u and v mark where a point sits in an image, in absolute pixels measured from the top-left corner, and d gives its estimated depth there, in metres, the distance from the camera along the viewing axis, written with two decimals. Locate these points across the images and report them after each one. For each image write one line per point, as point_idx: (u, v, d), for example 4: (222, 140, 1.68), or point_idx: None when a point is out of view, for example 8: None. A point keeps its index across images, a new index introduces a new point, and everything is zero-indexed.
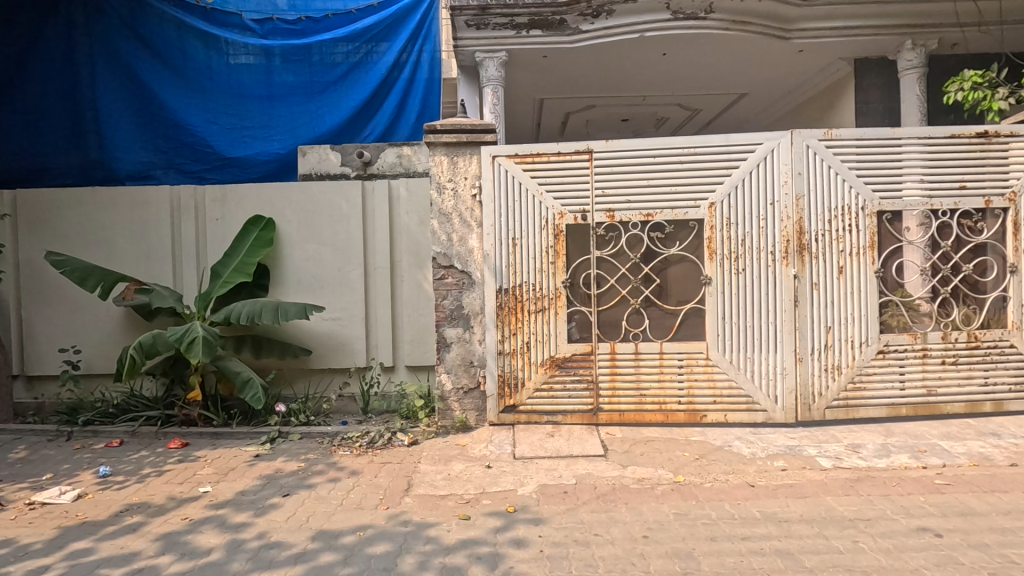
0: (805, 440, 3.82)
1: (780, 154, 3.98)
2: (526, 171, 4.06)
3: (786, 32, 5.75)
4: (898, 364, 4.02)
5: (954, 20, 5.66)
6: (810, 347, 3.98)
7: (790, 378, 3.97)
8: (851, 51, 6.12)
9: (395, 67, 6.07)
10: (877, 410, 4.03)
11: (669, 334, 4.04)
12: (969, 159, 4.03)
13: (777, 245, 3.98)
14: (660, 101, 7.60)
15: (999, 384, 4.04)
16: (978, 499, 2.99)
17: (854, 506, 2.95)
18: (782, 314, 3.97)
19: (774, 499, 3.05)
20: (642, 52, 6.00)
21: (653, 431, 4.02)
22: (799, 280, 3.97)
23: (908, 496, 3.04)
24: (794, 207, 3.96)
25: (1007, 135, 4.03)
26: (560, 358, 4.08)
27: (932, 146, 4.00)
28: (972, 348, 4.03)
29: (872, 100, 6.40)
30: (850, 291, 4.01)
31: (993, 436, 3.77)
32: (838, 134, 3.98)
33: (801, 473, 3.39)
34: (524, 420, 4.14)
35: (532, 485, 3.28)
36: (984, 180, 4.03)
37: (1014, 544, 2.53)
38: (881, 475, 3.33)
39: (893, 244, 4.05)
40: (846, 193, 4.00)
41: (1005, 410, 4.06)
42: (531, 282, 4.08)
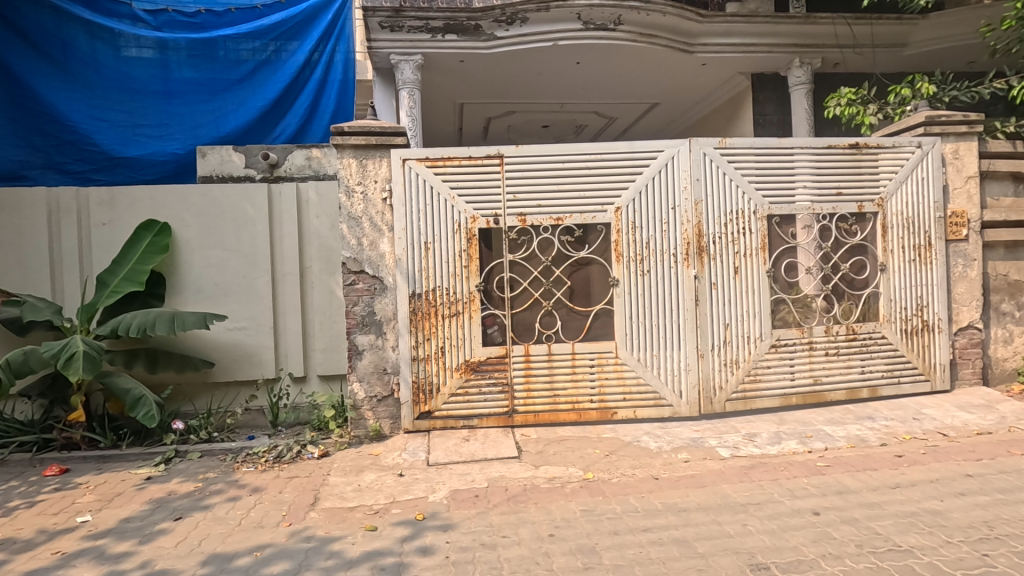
0: (707, 432, 4.03)
1: (680, 161, 4.19)
2: (437, 175, 4.04)
3: (689, 46, 6.08)
4: (789, 356, 4.34)
5: (834, 41, 6.26)
6: (711, 343, 4.21)
7: (694, 373, 4.17)
8: (748, 66, 6.57)
9: (306, 67, 5.88)
10: (771, 401, 4.32)
11: (581, 335, 4.15)
12: (845, 168, 4.44)
13: (678, 247, 4.19)
14: (577, 109, 7.81)
15: (874, 371, 4.44)
16: (853, 478, 3.28)
17: (746, 492, 3.15)
18: (684, 313, 4.18)
19: (676, 489, 3.20)
20: (557, 61, 6.15)
21: (566, 430, 4.10)
22: (699, 280, 4.20)
23: (794, 479, 3.29)
24: (693, 211, 4.19)
25: (875, 146, 4.47)
26: (475, 362, 4.08)
27: (814, 155, 4.38)
28: (851, 339, 4.42)
29: (768, 112, 6.86)
30: (746, 290, 4.29)
31: (869, 420, 4.14)
32: (732, 143, 4.26)
33: (701, 464, 3.58)
34: (439, 426, 4.09)
35: (443, 491, 3.26)
36: (858, 186, 4.45)
37: (880, 517, 2.79)
38: (772, 461, 3.58)
39: (782, 246, 4.39)
40: (740, 199, 4.28)
41: (879, 395, 4.46)
42: (445, 287, 4.06)
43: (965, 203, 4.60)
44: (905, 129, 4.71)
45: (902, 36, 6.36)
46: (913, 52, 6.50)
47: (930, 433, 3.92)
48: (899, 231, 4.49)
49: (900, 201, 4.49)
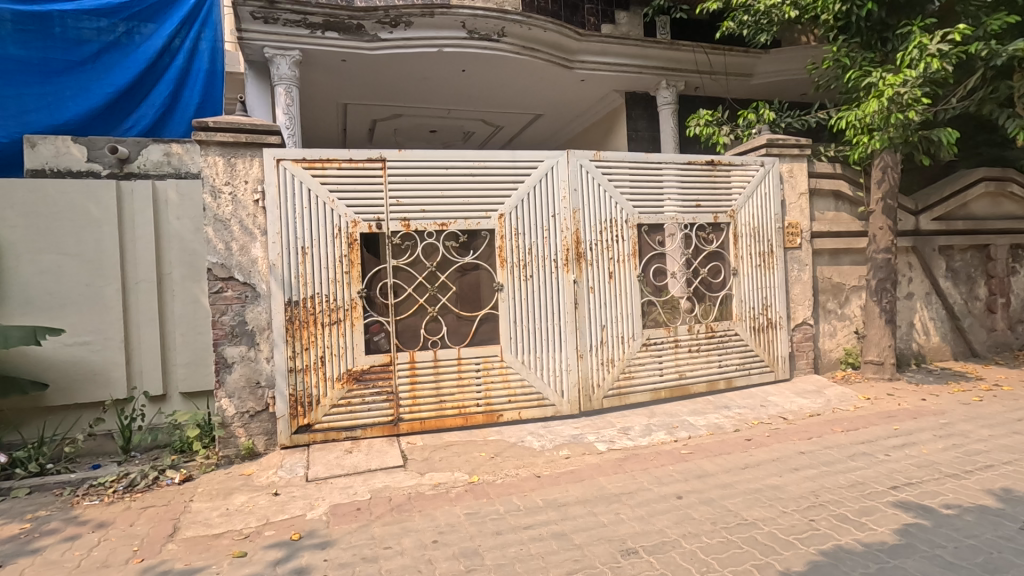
0: (586, 428, 4.25)
1: (559, 171, 4.40)
2: (315, 178, 3.87)
3: (568, 62, 6.40)
4: (657, 354, 4.71)
5: (694, 67, 6.95)
6: (589, 344, 4.45)
7: (574, 373, 4.39)
8: (622, 85, 7.05)
9: (165, 54, 5.37)
10: (643, 396, 4.66)
11: (466, 339, 4.20)
12: (702, 182, 4.93)
13: (559, 253, 4.38)
14: (464, 116, 7.88)
15: (729, 365, 4.96)
16: (711, 462, 3.64)
17: (619, 482, 3.37)
18: (565, 316, 4.38)
19: (556, 485, 3.34)
20: (443, 68, 6.18)
21: (453, 435, 4.10)
22: (578, 285, 4.43)
23: (662, 467, 3.57)
24: (571, 219, 4.41)
25: (727, 164, 5.01)
26: (358, 371, 3.95)
27: (676, 170, 4.83)
28: (710, 336, 4.90)
29: (640, 128, 7.39)
30: (619, 293, 4.60)
31: (725, 408, 4.62)
32: (606, 156, 4.56)
33: (581, 459, 3.78)
34: (320, 440, 3.90)
35: (323, 507, 3.12)
36: (713, 199, 4.97)
37: (731, 495, 3.12)
38: (643, 452, 3.87)
39: (650, 253, 4.78)
40: (613, 208, 4.59)
41: (734, 386, 4.98)
42: (324, 293, 3.89)
43: (799, 216, 5.30)
44: (750, 150, 5.34)
45: (749, 66, 7.20)
46: (758, 82, 7.39)
47: (773, 418, 4.47)
48: (747, 239, 5.06)
49: (748, 213, 5.07)
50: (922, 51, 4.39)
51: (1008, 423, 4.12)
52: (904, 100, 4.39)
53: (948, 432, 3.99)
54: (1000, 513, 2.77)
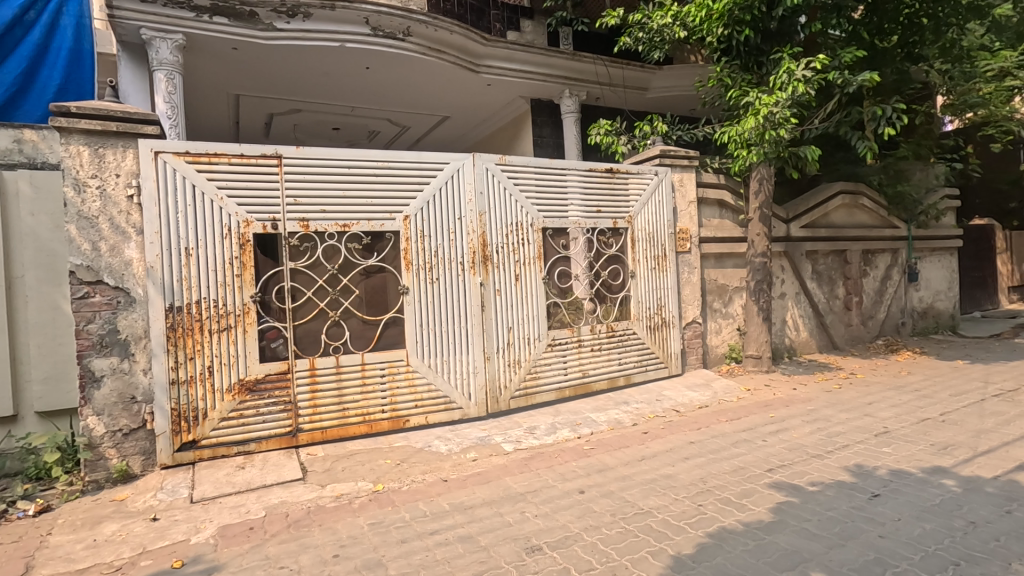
0: (493, 430, 4.28)
1: (465, 173, 4.41)
2: (201, 173, 3.58)
3: (475, 66, 6.43)
4: (562, 354, 4.86)
5: (595, 78, 7.26)
6: (496, 346, 4.50)
7: (481, 375, 4.41)
8: (528, 91, 7.20)
9: (17, 26, 4.89)
10: (548, 395, 4.77)
11: (371, 344, 4.07)
12: (602, 189, 5.17)
13: (465, 256, 4.38)
14: (369, 114, 7.65)
15: (628, 362, 5.22)
16: (611, 456, 3.81)
17: (525, 481, 3.43)
18: (472, 318, 4.39)
19: (463, 489, 3.34)
20: (346, 64, 5.97)
21: (357, 444, 3.96)
22: (484, 287, 4.46)
23: (565, 464, 3.69)
24: (478, 222, 4.43)
25: (625, 172, 5.29)
26: (251, 381, 3.70)
27: (578, 177, 5.04)
28: (610, 336, 5.14)
29: (545, 135, 7.59)
30: (525, 295, 4.70)
31: (624, 404, 4.85)
32: (511, 161, 4.65)
33: (488, 460, 3.80)
34: (208, 457, 3.60)
35: (210, 529, 2.88)
36: (613, 205, 5.22)
37: (630, 487, 3.28)
38: (548, 450, 3.97)
39: (554, 256, 4.92)
40: (519, 212, 4.68)
41: (633, 382, 5.25)
42: (211, 298, 3.60)
43: (688, 222, 5.70)
44: (646, 160, 5.67)
45: (645, 81, 7.65)
46: (654, 96, 7.87)
47: (667, 411, 4.77)
48: (643, 244, 5.36)
49: (644, 219, 5.38)
50: (791, 76, 4.88)
51: (860, 406, 4.70)
52: (776, 119, 4.87)
53: (814, 417, 4.47)
54: (854, 486, 3.15)
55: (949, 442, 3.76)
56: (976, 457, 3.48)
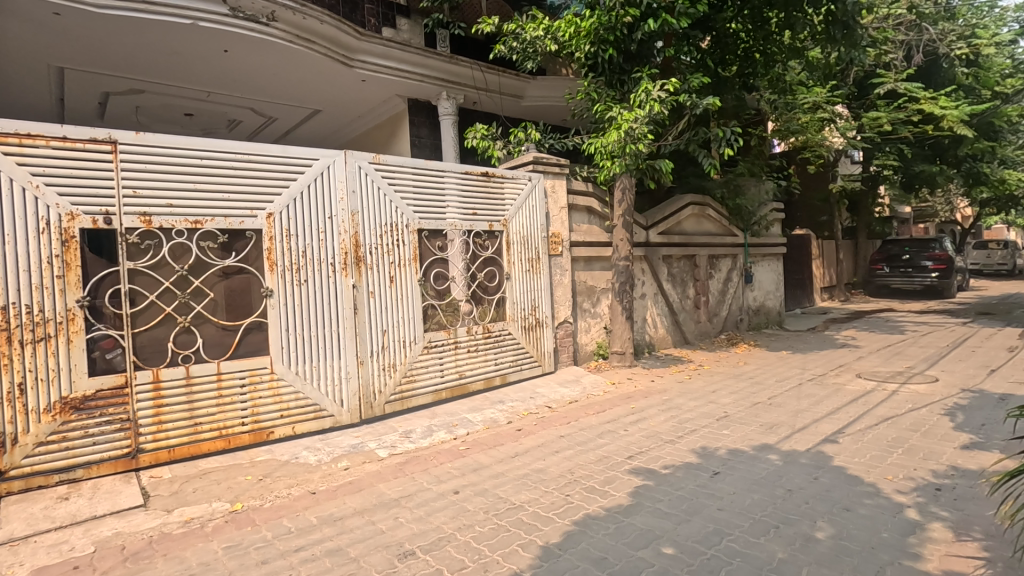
0: (367, 436, 4.15)
1: (336, 171, 4.23)
2: (9, 157, 3.04)
3: (348, 59, 6.19)
4: (438, 356, 4.85)
5: (471, 83, 7.36)
6: (369, 350, 4.37)
7: (353, 381, 4.25)
8: (404, 90, 7.09)
9: None
10: (425, 397, 4.73)
11: (228, 352, 3.75)
12: (478, 192, 5.26)
13: (336, 256, 4.20)
14: (228, 101, 7.03)
15: (504, 362, 5.35)
16: (486, 454, 3.89)
17: (399, 487, 3.37)
18: (344, 322, 4.22)
19: (333, 500, 3.20)
20: (200, 45, 5.43)
21: (211, 462, 3.61)
22: (357, 289, 4.31)
23: (440, 466, 3.69)
24: (350, 221, 4.28)
25: (500, 176, 5.43)
26: (77, 399, 3.21)
27: (454, 179, 5.08)
28: (487, 336, 5.24)
29: (423, 135, 7.53)
30: (400, 298, 4.62)
31: (500, 403, 4.97)
32: (385, 160, 4.56)
33: (360, 468, 3.68)
34: (19, 490, 3.05)
35: (20, 573, 2.45)
36: (488, 208, 5.32)
37: (503, 483, 3.37)
38: (423, 453, 3.94)
39: (430, 257, 4.90)
40: (393, 212, 4.60)
41: (508, 381, 5.39)
42: (23, 304, 3.07)
43: (560, 227, 5.99)
44: (520, 166, 5.86)
45: (520, 89, 7.92)
46: (528, 104, 8.18)
47: (540, 407, 4.97)
48: (518, 247, 5.53)
49: (518, 222, 5.55)
50: (648, 95, 5.30)
51: (706, 394, 5.27)
52: (635, 134, 5.30)
53: (669, 406, 4.93)
54: (699, 466, 3.53)
55: (774, 422, 4.35)
56: (794, 434, 4.07)
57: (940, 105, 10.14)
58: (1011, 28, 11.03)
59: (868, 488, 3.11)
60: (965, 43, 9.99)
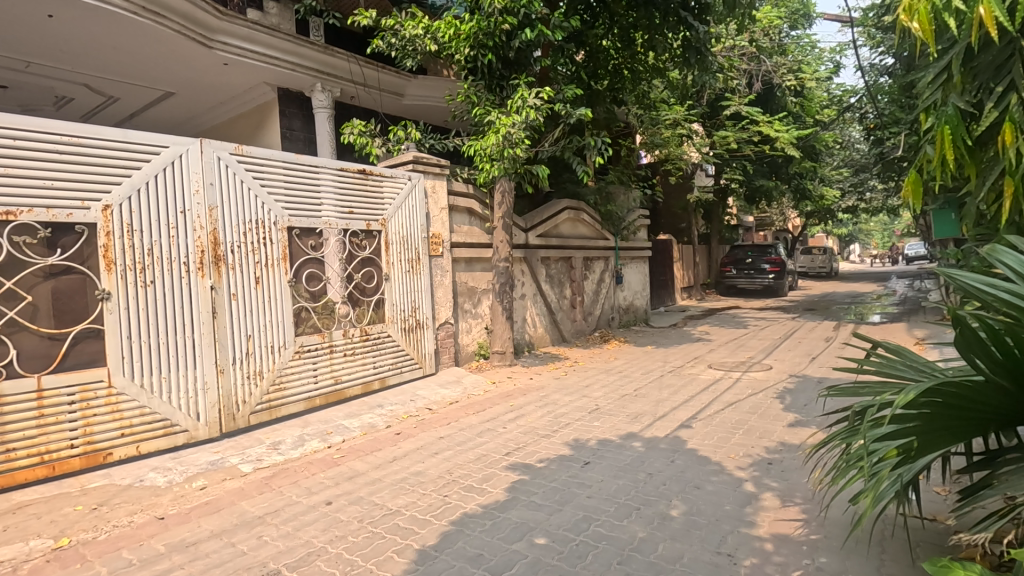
0: (228, 451, 3.81)
1: (190, 160, 3.84)
2: None
3: (207, 40, 5.64)
4: (311, 361, 4.60)
5: (348, 76, 7.09)
6: (231, 357, 4.02)
7: (212, 392, 3.88)
8: (274, 79, 6.63)
9: None
10: (296, 406, 4.46)
11: (52, 365, 3.24)
12: (355, 190, 5.07)
13: (191, 255, 3.81)
14: (55, 74, 6.06)
15: (383, 365, 5.21)
16: (362, 461, 3.76)
17: (265, 503, 3.14)
18: (201, 327, 3.84)
19: (186, 524, 2.90)
20: (15, 7, 4.63)
21: (30, 493, 3.08)
22: (215, 292, 3.95)
23: (312, 477, 3.50)
24: (207, 217, 3.91)
25: (378, 175, 5.28)
26: None
27: (329, 175, 4.85)
28: (364, 339, 5.06)
29: (295, 128, 7.11)
30: (267, 300, 4.31)
31: (379, 407, 4.83)
32: (249, 152, 4.22)
33: (219, 486, 3.37)
34: None
35: None
36: (365, 207, 5.15)
37: (379, 489, 3.29)
38: (293, 465, 3.72)
39: (302, 257, 4.62)
40: (258, 208, 4.28)
41: (388, 384, 5.25)
42: None
43: (440, 228, 5.97)
44: (399, 164, 5.76)
45: (399, 87, 7.80)
46: (409, 102, 8.08)
47: (420, 410, 4.91)
48: (397, 247, 5.42)
49: (397, 222, 5.44)
50: (525, 102, 5.50)
51: (580, 389, 5.57)
52: (513, 139, 5.46)
53: (546, 402, 5.13)
54: (571, 458, 3.72)
55: (639, 412, 4.71)
56: (655, 421, 4.44)
57: (775, 128, 11.64)
58: (827, 66, 12.97)
59: (715, 466, 3.48)
60: (794, 76, 11.56)
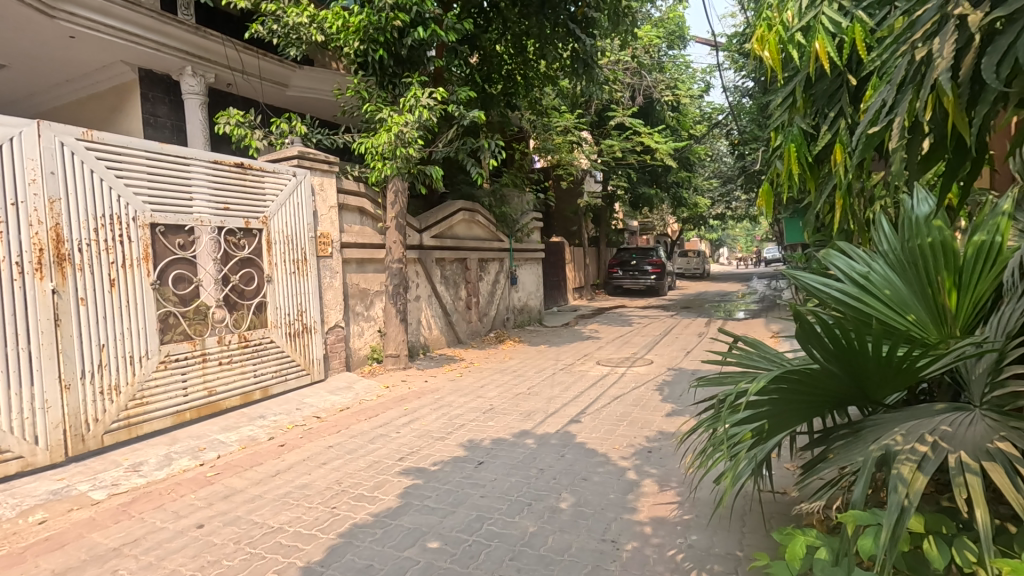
0: (76, 477, 3.34)
1: (24, 144, 3.32)
2: None
3: (49, 9, 4.91)
4: (180, 372, 4.18)
5: (224, 62, 6.55)
6: (80, 371, 3.53)
7: (54, 411, 3.38)
8: (134, 58, 5.94)
9: None
10: (161, 421, 4.03)
11: None
12: (231, 185, 4.69)
13: (26, 254, 3.29)
14: None
15: (265, 373, 4.86)
16: (239, 478, 3.49)
17: (122, 532, 2.80)
18: (40, 337, 3.33)
19: (20, 565, 2.50)
20: None
21: None
22: (59, 296, 3.45)
23: (180, 500, 3.18)
24: (46, 211, 3.41)
25: (259, 169, 4.93)
26: None
27: (201, 168, 4.44)
28: (243, 346, 4.70)
29: (160, 114, 6.44)
30: (125, 305, 3.85)
31: (260, 418, 4.50)
32: (101, 138, 3.74)
33: (64, 519, 2.95)
34: None
35: None
36: (243, 203, 4.78)
37: (259, 507, 3.06)
38: (157, 487, 3.35)
39: (168, 257, 4.19)
40: (113, 202, 3.81)
41: (270, 394, 4.91)
42: None
43: (329, 227, 5.70)
44: (283, 159, 5.42)
45: (283, 77, 7.37)
46: (293, 94, 7.64)
47: (307, 419, 4.66)
48: (280, 247, 5.10)
49: (280, 220, 5.11)
50: (418, 101, 5.43)
51: (474, 390, 5.60)
52: (405, 138, 5.37)
53: (440, 404, 5.09)
54: (465, 459, 3.72)
55: (531, 409, 4.83)
56: (546, 418, 4.58)
57: (655, 140, 12.54)
58: (700, 86, 14.19)
59: (601, 458, 3.66)
60: (671, 92, 12.49)
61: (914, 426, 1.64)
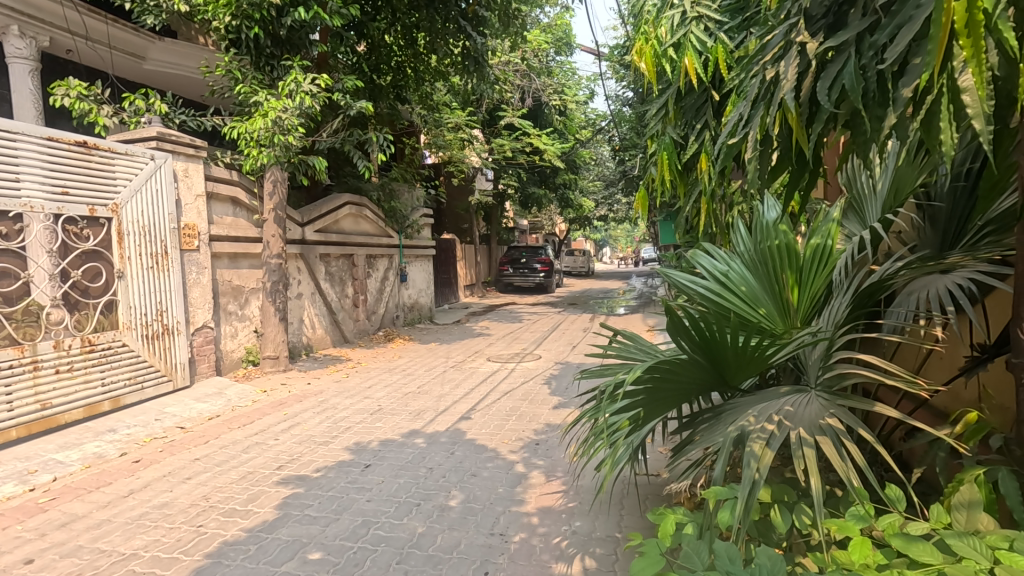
0: None
1: None
2: None
3: None
4: (3, 384, 3.56)
5: (64, 25, 5.68)
6: None
7: None
8: None
9: None
10: None
11: None
12: (71, 166, 4.09)
13: None
14: None
15: (116, 381, 4.28)
16: (82, 502, 3.05)
17: None
18: None
19: None
20: None
21: None
22: None
23: (2, 532, 2.71)
24: None
25: (107, 150, 4.34)
26: None
27: (32, 145, 3.82)
28: (87, 351, 4.12)
29: None
30: None
31: (109, 432, 3.96)
32: None
33: None
34: None
35: None
36: (86, 188, 4.18)
37: (106, 533, 2.69)
38: None
39: None
40: None
41: (122, 405, 4.32)
42: None
43: (196, 218, 5.16)
44: (139, 140, 4.81)
45: (140, 49, 6.60)
46: (151, 67, 6.89)
47: (169, 430, 4.19)
48: (135, 238, 4.53)
49: (135, 208, 4.54)
50: (298, 86, 5.09)
51: (361, 390, 5.40)
52: (284, 125, 5.02)
53: (324, 407, 4.85)
54: (351, 462, 3.57)
55: (421, 408, 4.76)
56: (436, 416, 4.54)
57: (543, 141, 12.95)
58: (585, 92, 14.83)
59: (490, 453, 3.70)
60: (558, 97, 12.94)
61: (764, 408, 1.84)
